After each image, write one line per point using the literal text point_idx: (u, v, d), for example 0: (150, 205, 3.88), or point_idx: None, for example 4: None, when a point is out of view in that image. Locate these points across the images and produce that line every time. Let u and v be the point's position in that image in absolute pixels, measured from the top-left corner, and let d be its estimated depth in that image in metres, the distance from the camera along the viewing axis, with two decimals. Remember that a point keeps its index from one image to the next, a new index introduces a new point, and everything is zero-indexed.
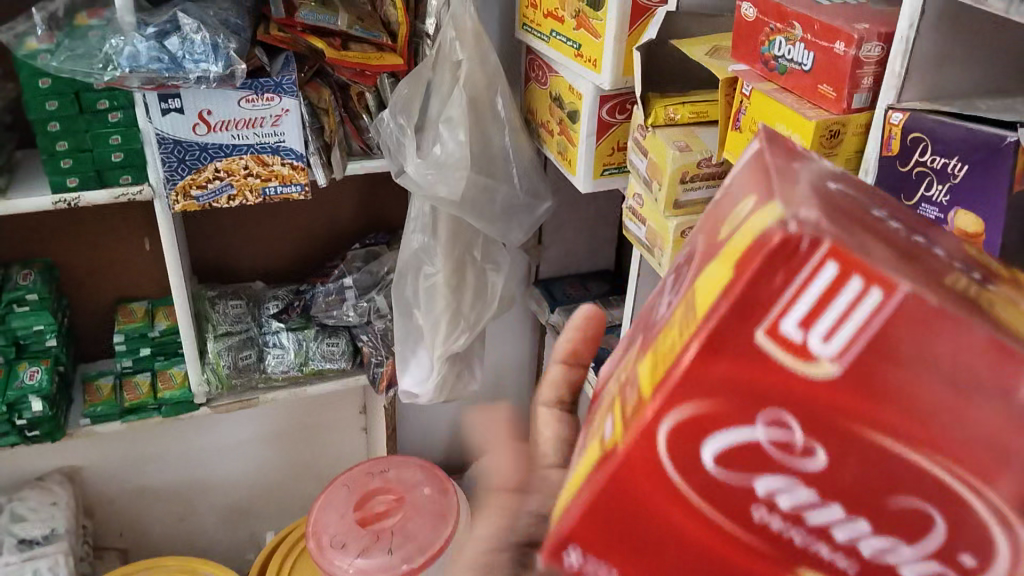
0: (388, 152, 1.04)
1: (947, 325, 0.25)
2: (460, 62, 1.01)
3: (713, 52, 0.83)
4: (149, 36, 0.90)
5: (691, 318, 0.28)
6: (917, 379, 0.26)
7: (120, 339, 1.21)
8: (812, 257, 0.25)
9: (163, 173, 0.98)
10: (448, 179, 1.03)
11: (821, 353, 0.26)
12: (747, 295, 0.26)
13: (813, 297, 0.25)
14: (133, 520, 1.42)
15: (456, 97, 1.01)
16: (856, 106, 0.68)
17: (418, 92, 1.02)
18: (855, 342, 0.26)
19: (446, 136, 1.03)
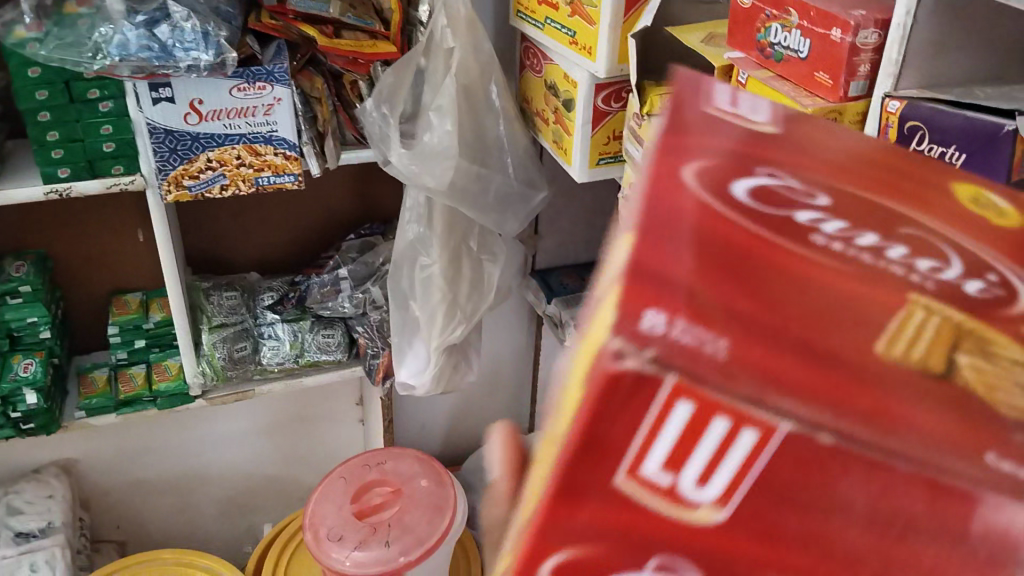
0: (372, 142, 1.02)
1: (842, 464, 0.23)
2: (452, 50, 1.00)
3: (709, 38, 0.82)
4: (138, 24, 0.89)
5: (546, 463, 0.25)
6: (820, 518, 0.24)
7: (115, 331, 1.20)
8: (666, 404, 0.23)
9: (155, 163, 0.98)
10: (434, 169, 1.02)
11: (700, 501, 0.24)
12: (597, 448, 0.23)
13: (667, 445, 0.23)
14: (130, 512, 1.42)
15: (448, 85, 1.00)
16: (852, 94, 0.67)
17: (405, 79, 1.01)
18: (736, 484, 0.24)
19: (437, 125, 1.01)
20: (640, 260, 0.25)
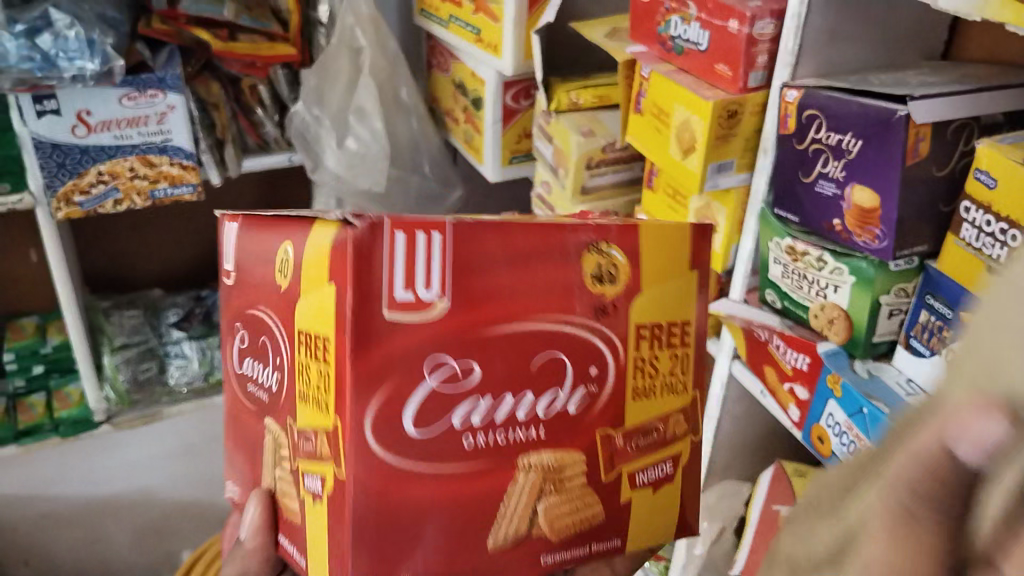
0: (304, 145, 1.01)
1: (487, 229, 0.38)
2: (361, 49, 0.98)
3: (612, 33, 0.81)
4: (18, 34, 0.83)
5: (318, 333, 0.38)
6: (499, 277, 0.38)
7: (9, 358, 1.13)
8: (386, 240, 0.35)
9: (43, 181, 0.93)
10: (369, 171, 1.00)
11: (432, 299, 0.37)
12: (357, 275, 0.35)
13: (399, 265, 0.36)
14: (39, 547, 1.35)
15: (365, 85, 0.98)
16: (751, 84, 0.67)
17: (328, 81, 0.99)
18: (445, 276, 0.37)
19: (359, 128, 1.00)
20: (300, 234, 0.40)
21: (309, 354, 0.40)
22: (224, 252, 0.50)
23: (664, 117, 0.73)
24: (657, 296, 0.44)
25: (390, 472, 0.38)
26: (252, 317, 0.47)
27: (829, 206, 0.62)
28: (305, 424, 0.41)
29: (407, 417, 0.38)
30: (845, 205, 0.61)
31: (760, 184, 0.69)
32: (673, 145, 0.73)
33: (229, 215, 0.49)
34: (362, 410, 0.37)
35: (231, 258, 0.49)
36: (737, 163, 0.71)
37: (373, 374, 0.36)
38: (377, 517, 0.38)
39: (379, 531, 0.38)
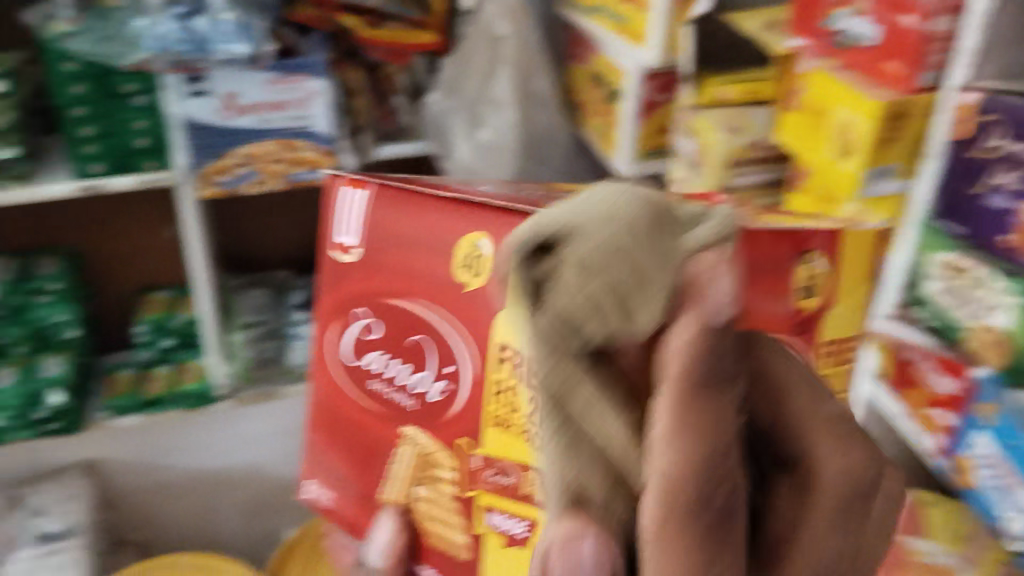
0: (438, 135, 1.04)
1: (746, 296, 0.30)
2: (500, 39, 0.98)
3: (766, 28, 0.81)
4: (175, 17, 0.86)
5: (464, 316, 0.48)
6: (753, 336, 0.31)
7: (144, 329, 1.18)
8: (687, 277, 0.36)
9: (189, 159, 0.96)
10: (496, 163, 1.00)
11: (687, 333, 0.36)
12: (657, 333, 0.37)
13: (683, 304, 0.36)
14: (154, 515, 1.40)
15: (502, 75, 0.98)
16: (923, 85, 0.64)
17: (466, 69, 1.02)
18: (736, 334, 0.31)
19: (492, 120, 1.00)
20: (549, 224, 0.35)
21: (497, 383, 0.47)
22: (338, 218, 0.53)
23: (824, 116, 0.71)
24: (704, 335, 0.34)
25: (341, 387, 0.55)
26: (389, 305, 0.51)
27: (999, 219, 0.59)
28: (460, 441, 0.49)
29: (342, 345, 0.54)
30: (1016, 220, 0.58)
31: (923, 191, 0.66)
32: (829, 147, 0.71)
33: (357, 182, 0.52)
34: (371, 335, 0.52)
35: (355, 232, 0.52)
36: (900, 166, 0.68)
37: (340, 304, 0.54)
38: (372, 452, 0.54)
39: (344, 438, 0.56)
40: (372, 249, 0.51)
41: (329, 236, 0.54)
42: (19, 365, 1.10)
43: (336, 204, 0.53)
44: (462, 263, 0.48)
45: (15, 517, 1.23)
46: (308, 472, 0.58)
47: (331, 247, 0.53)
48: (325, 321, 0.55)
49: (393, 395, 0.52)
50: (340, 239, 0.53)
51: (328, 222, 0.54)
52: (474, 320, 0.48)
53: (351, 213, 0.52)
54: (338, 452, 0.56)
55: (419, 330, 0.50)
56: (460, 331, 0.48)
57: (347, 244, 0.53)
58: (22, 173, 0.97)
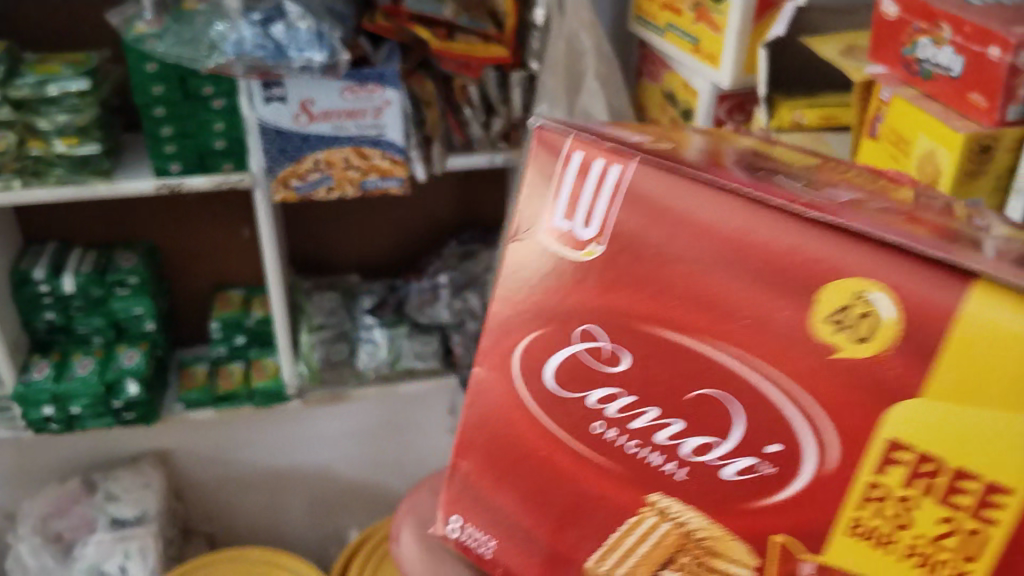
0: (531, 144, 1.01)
1: None
2: (585, 54, 0.99)
3: (847, 51, 0.76)
4: (254, 23, 0.88)
5: (820, 388, 0.39)
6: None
7: (217, 326, 1.20)
8: None
9: (265, 164, 0.97)
10: None
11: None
12: None
13: None
14: (222, 507, 1.43)
15: (592, 89, 0.99)
16: (1009, 118, 0.60)
17: (562, 79, 0.99)
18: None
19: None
20: (927, 290, 0.36)
21: (875, 496, 0.39)
22: (569, 198, 0.46)
23: (906, 146, 0.67)
24: (978, 413, 0.36)
25: (553, 426, 0.48)
26: (669, 350, 0.43)
27: None
28: (769, 546, 0.42)
29: (552, 372, 0.48)
30: None
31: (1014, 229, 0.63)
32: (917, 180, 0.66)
33: (602, 157, 0.44)
34: (613, 368, 0.45)
35: (591, 224, 0.45)
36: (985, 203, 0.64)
37: (556, 313, 0.47)
38: (580, 511, 0.48)
39: (526, 479, 0.50)
40: (625, 247, 0.44)
41: (547, 216, 0.47)
42: (100, 354, 1.15)
43: (569, 181, 0.46)
44: (832, 314, 0.38)
45: (89, 500, 1.28)
46: (451, 505, 0.54)
47: (546, 230, 0.47)
48: (516, 335, 0.49)
49: (648, 459, 0.45)
50: (562, 225, 0.46)
51: (548, 198, 0.47)
52: (843, 397, 0.39)
53: (589, 203, 0.45)
54: (512, 496, 0.51)
55: (714, 387, 0.42)
56: (814, 412, 0.39)
57: (573, 233, 0.46)
58: (105, 169, 1.00)
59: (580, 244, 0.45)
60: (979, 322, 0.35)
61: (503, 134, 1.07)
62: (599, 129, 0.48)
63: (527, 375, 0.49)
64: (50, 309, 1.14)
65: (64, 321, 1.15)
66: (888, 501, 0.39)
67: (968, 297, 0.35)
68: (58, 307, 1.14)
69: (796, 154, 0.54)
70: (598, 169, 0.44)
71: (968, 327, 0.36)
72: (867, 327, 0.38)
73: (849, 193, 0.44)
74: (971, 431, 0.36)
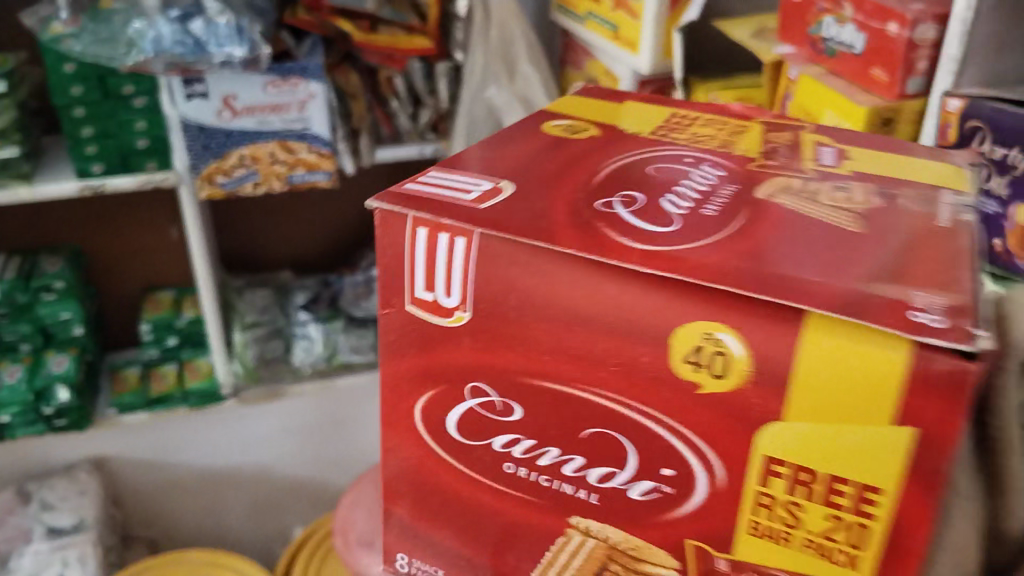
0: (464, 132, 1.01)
1: (929, 394, 0.30)
2: (515, 39, 0.98)
3: (758, 33, 0.79)
4: (172, 19, 0.87)
5: (693, 421, 0.35)
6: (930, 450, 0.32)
7: (147, 328, 1.19)
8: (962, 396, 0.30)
9: (189, 161, 0.97)
10: None
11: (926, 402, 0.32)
12: (924, 435, 0.31)
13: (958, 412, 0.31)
14: (162, 512, 1.41)
15: (525, 74, 0.98)
16: (909, 91, 0.64)
17: (493, 64, 0.98)
18: (923, 413, 0.31)
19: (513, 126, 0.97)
20: (782, 335, 0.32)
21: (768, 516, 0.36)
22: (418, 273, 0.38)
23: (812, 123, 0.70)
24: (838, 435, 0.33)
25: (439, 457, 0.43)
26: (535, 386, 0.38)
27: (989, 225, 0.59)
28: (685, 549, 0.38)
29: (451, 423, 0.41)
30: (1008, 225, 0.58)
31: None
32: None
33: (439, 225, 0.37)
34: (509, 417, 0.39)
35: (454, 290, 0.38)
36: None
37: (426, 371, 0.41)
38: (509, 536, 0.42)
39: (451, 517, 0.44)
40: (489, 307, 0.37)
41: (401, 294, 0.39)
42: (28, 361, 1.13)
43: (411, 255, 0.38)
44: (689, 359, 0.34)
45: (23, 511, 1.25)
46: (393, 544, 0.46)
47: (407, 308, 0.39)
48: (407, 390, 0.42)
49: (553, 487, 0.40)
50: (426, 292, 0.38)
51: (396, 278, 0.39)
52: (718, 428, 0.35)
53: (441, 259, 0.37)
54: (446, 532, 0.44)
55: (592, 424, 0.37)
56: (698, 444, 0.35)
57: (438, 303, 0.38)
58: (25, 173, 0.98)
59: (448, 314, 0.38)
60: (822, 348, 0.31)
61: (432, 124, 1.08)
62: (426, 189, 0.40)
63: (421, 421, 0.42)
64: None
65: None
66: (776, 503, 0.35)
67: (804, 336, 0.32)
68: None
69: (650, 111, 0.54)
70: (439, 240, 0.37)
71: (816, 350, 0.32)
72: (736, 372, 0.33)
73: (710, 192, 0.42)
74: (849, 452, 0.33)
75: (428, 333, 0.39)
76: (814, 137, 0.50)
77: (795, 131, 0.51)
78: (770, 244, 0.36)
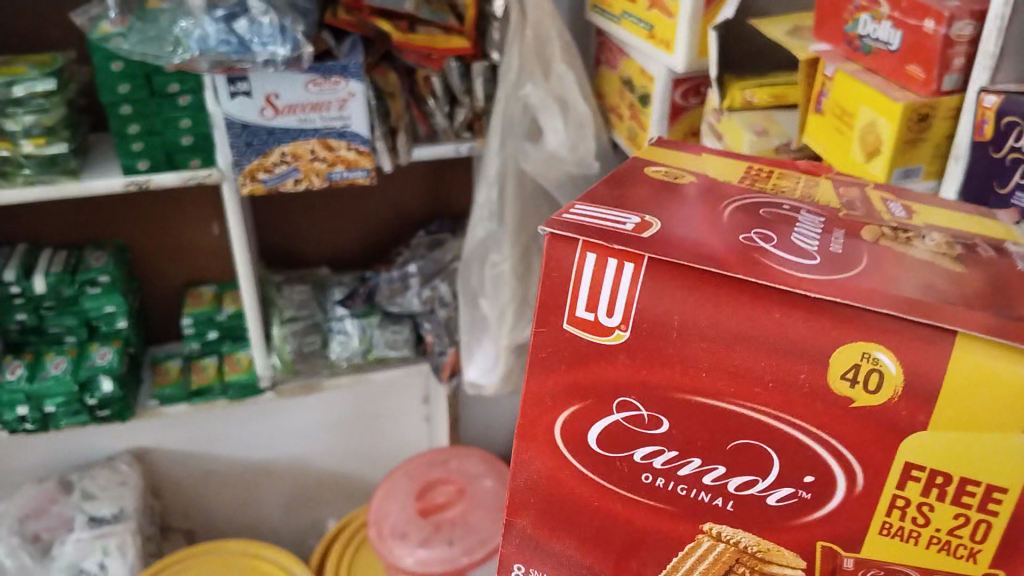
0: (501, 130, 1.02)
1: None
2: (550, 39, 0.99)
3: (794, 31, 0.79)
4: (218, 19, 0.89)
5: (844, 432, 0.39)
6: None
7: (188, 322, 1.22)
8: None
9: (232, 157, 0.99)
10: (578, 146, 1.01)
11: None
12: None
13: None
14: (199, 503, 1.44)
15: (561, 74, 1.00)
16: (945, 88, 0.64)
17: (530, 62, 1.00)
18: None
19: (551, 127, 1.00)
20: (931, 354, 0.37)
21: (898, 513, 0.40)
22: (580, 292, 0.41)
23: (848, 120, 0.71)
24: (973, 441, 0.37)
25: (572, 467, 0.45)
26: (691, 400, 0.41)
27: None
28: (816, 552, 0.42)
29: (592, 434, 0.44)
30: None
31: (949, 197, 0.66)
32: (857, 150, 0.70)
33: (613, 252, 0.40)
34: (656, 429, 0.42)
35: (621, 311, 0.41)
36: (925, 170, 0.67)
37: (576, 386, 0.43)
38: (637, 543, 0.45)
39: (584, 528, 0.47)
40: (654, 326, 0.40)
41: (557, 314, 0.42)
42: (73, 353, 1.16)
43: (579, 275, 0.41)
44: (846, 376, 0.38)
45: (66, 500, 1.28)
46: (511, 554, 0.50)
47: (563, 326, 0.42)
48: (552, 403, 0.44)
49: (690, 494, 0.43)
50: (586, 313, 0.41)
51: (561, 296, 0.42)
52: (866, 438, 0.39)
53: (607, 286, 0.41)
54: (573, 538, 0.47)
55: (744, 434, 0.41)
56: (843, 452, 0.39)
57: (593, 322, 0.41)
58: (73, 169, 1.01)
59: (605, 335, 0.41)
60: (971, 363, 0.36)
61: (467, 123, 1.09)
62: (585, 217, 0.42)
63: (561, 434, 0.45)
64: (22, 310, 1.14)
65: (36, 322, 1.16)
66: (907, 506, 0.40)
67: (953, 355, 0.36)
68: (30, 307, 1.14)
69: (725, 161, 0.54)
70: (607, 264, 0.40)
71: (962, 367, 0.36)
72: (877, 382, 0.38)
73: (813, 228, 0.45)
74: (978, 458, 0.37)
75: (583, 351, 0.42)
76: (878, 193, 0.51)
77: (860, 187, 0.52)
78: (869, 269, 0.41)
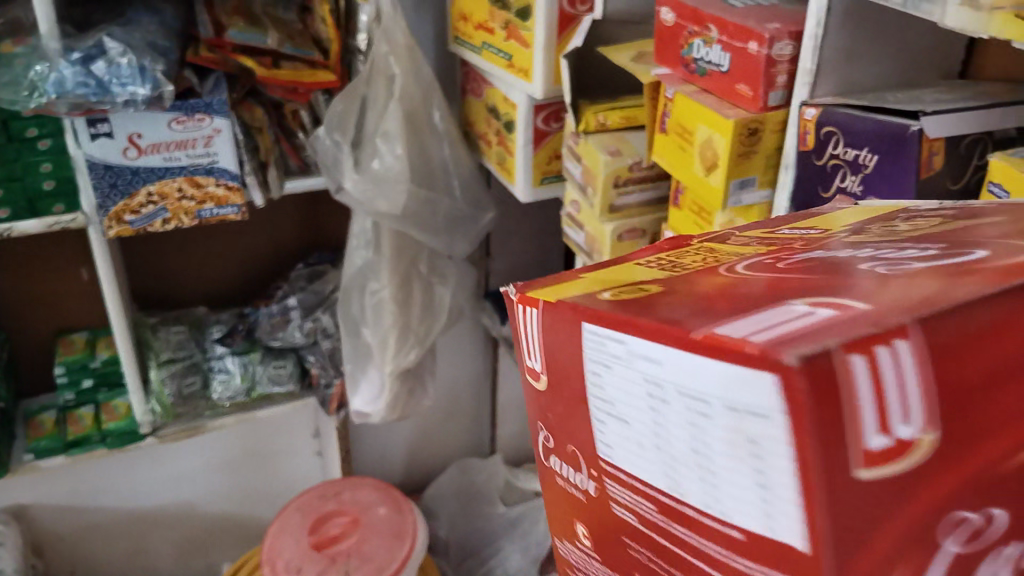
0: (325, 168, 1.03)
1: None
2: (394, 77, 1.00)
3: (638, 57, 0.84)
4: (75, 61, 0.88)
5: None
6: None
7: (60, 371, 1.18)
8: None
9: (96, 200, 0.98)
10: (387, 193, 1.03)
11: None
12: None
13: None
14: (85, 557, 1.39)
15: (391, 110, 1.00)
16: (772, 103, 0.69)
17: (352, 109, 1.01)
18: None
19: (385, 152, 1.02)
20: None
21: None
22: (861, 416, 0.23)
23: (688, 138, 0.76)
24: None
25: None
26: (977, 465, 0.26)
27: None
28: None
29: None
30: None
31: (782, 204, 0.71)
32: (698, 166, 0.75)
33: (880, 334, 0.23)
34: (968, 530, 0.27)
35: (906, 414, 0.24)
36: (759, 180, 0.73)
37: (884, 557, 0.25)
38: None
39: None
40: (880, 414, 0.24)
41: (845, 466, 0.23)
42: None
43: (852, 395, 0.23)
44: None
45: None
46: None
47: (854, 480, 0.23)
48: None
49: None
50: (876, 438, 0.24)
51: (835, 428, 0.23)
52: None
53: (885, 386, 0.23)
54: None
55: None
56: None
57: (893, 449, 0.24)
58: None
59: (917, 453, 0.25)
60: None
61: None
62: (776, 328, 0.24)
63: None
64: None
65: None
66: None
67: None
68: None
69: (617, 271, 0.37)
70: (879, 358, 0.23)
71: None
72: None
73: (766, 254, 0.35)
74: None
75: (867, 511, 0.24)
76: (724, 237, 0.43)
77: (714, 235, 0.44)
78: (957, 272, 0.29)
